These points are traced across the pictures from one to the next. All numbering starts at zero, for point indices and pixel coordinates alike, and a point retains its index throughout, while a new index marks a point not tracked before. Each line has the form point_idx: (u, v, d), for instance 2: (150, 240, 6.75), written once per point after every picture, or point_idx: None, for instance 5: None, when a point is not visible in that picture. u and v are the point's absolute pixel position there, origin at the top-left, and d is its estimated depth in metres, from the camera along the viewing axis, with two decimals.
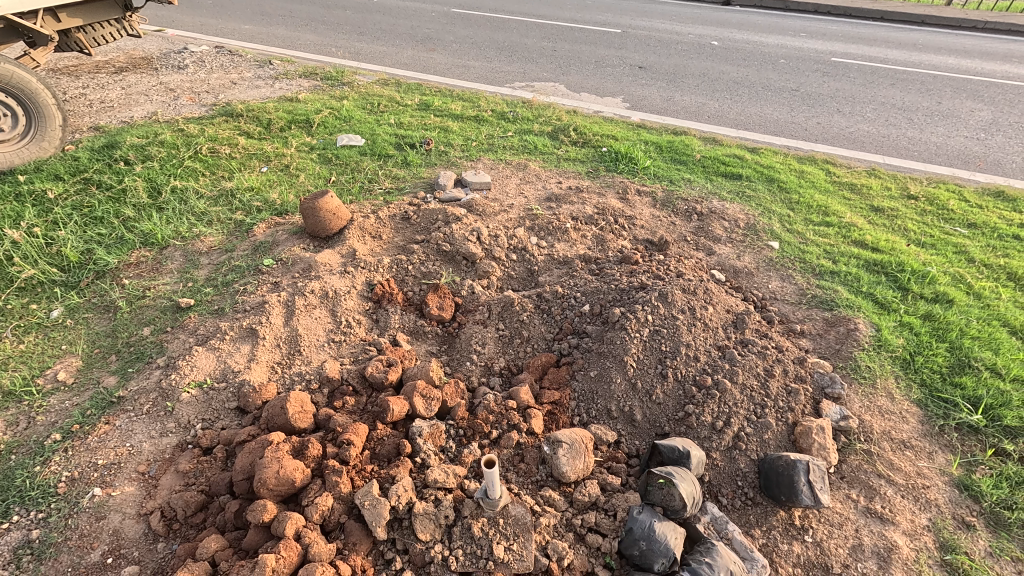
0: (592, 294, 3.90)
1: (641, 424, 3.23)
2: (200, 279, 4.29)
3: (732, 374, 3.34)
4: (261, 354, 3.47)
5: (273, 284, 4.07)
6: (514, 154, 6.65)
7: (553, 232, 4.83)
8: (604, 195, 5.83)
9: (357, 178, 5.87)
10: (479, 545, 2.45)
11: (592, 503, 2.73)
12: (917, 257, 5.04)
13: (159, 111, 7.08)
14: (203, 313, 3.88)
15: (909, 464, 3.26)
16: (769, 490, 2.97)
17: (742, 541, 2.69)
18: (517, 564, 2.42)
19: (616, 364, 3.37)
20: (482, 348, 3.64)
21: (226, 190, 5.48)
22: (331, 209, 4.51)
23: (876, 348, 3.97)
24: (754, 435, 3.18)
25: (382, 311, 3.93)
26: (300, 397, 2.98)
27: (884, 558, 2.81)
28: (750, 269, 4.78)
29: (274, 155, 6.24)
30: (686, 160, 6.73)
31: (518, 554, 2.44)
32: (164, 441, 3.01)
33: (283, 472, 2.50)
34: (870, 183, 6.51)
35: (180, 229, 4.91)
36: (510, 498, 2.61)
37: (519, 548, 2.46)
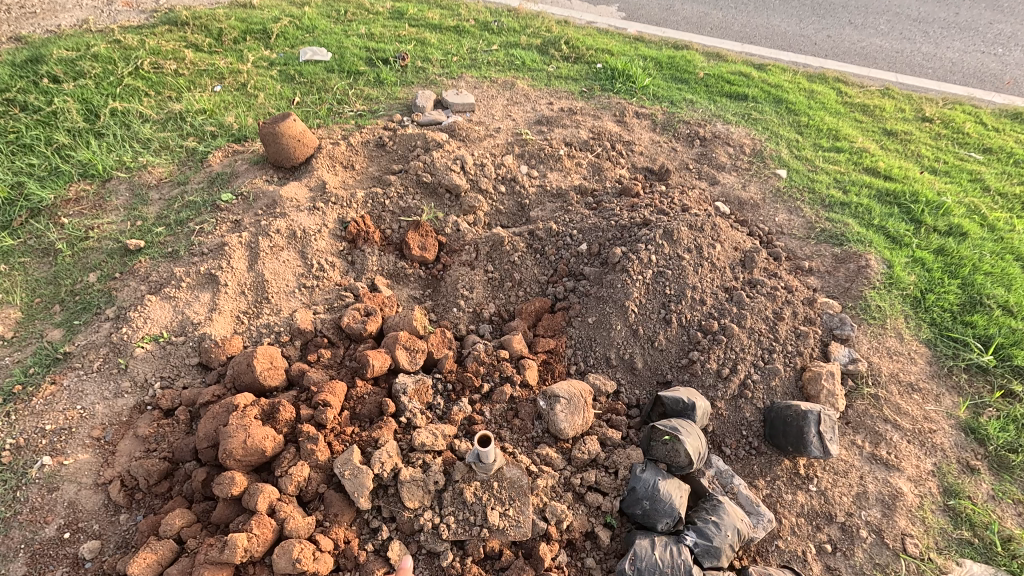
0: (589, 231, 3.55)
1: (642, 372, 3.02)
2: (150, 217, 3.82)
3: (740, 318, 3.11)
4: (224, 303, 3.11)
5: (234, 222, 3.63)
6: (499, 71, 5.98)
7: (546, 160, 4.38)
8: (599, 118, 5.30)
9: (324, 98, 5.21)
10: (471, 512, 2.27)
11: (591, 460, 2.55)
12: (932, 186, 4.73)
13: (91, 19, 6.14)
14: (155, 256, 3.44)
15: (916, 408, 3.14)
16: (775, 440, 2.82)
17: (747, 496, 2.58)
18: (514, 530, 2.27)
19: (616, 309, 3.10)
20: (470, 292, 3.33)
21: (175, 113, 4.84)
22: (295, 135, 4.00)
23: (888, 286, 3.75)
24: (760, 382, 3.01)
25: (358, 253, 3.55)
26: (269, 352, 2.68)
27: (889, 505, 2.72)
28: (756, 200, 4.43)
29: (228, 72, 5.51)
30: (687, 79, 6.15)
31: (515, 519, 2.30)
32: (119, 403, 2.70)
33: (250, 442, 2.21)
34: (884, 104, 6.05)
35: (123, 159, 4.34)
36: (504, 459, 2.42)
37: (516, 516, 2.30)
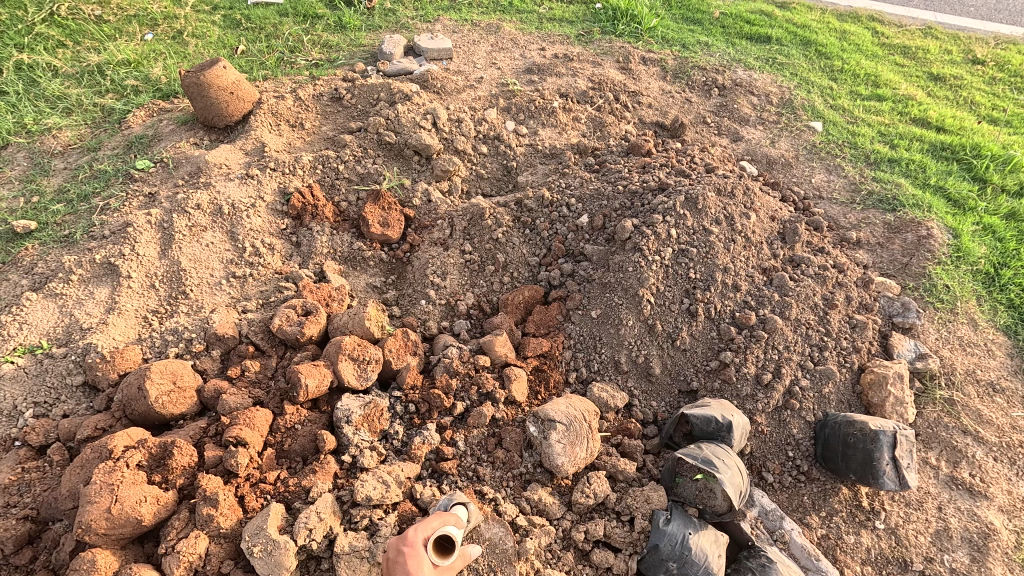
0: (591, 200, 2.85)
1: (660, 379, 2.38)
2: (48, 192, 3.09)
3: (784, 308, 2.46)
4: (126, 301, 2.43)
5: (148, 196, 2.92)
6: (483, 13, 5.13)
7: (536, 114, 3.63)
8: (600, 65, 4.51)
9: (273, 46, 4.40)
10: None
11: (595, 505, 1.94)
12: (994, 139, 4.01)
13: None
14: (47, 241, 2.75)
15: (1001, 415, 2.53)
16: (833, 464, 2.20)
17: (802, 546, 1.98)
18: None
19: (626, 300, 2.43)
20: (442, 280, 2.66)
21: (92, 65, 4.05)
22: (225, 86, 3.24)
23: (955, 260, 3.07)
24: (810, 389, 2.37)
25: (304, 231, 2.85)
26: (171, 369, 2.03)
27: (978, 547, 2.14)
28: (788, 158, 3.71)
29: (161, 17, 4.67)
30: (701, 19, 5.32)
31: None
32: None
33: (118, 511, 1.58)
34: (927, 45, 5.24)
35: (23, 121, 3.57)
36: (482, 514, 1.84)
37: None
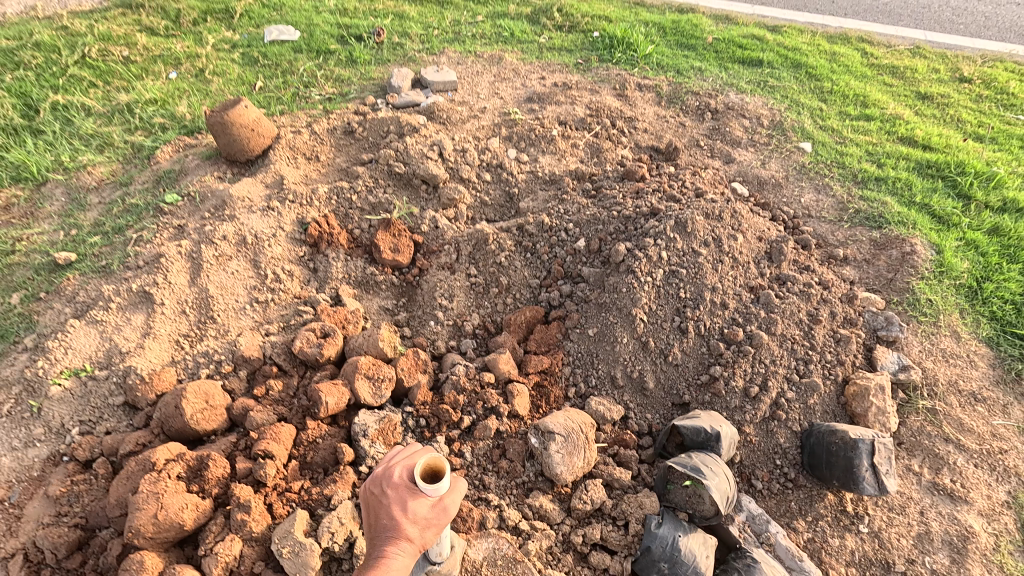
0: (588, 224, 3.04)
1: (654, 393, 2.54)
2: (85, 225, 3.34)
3: (769, 324, 2.62)
4: (159, 326, 2.65)
5: (177, 228, 3.16)
6: (486, 44, 5.41)
7: (537, 142, 3.84)
8: (597, 92, 4.74)
9: (289, 81, 4.68)
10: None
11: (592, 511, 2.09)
12: (979, 155, 4.16)
13: (39, 6, 5.67)
14: (86, 271, 2.98)
15: (982, 423, 2.65)
16: (817, 471, 2.34)
17: (787, 548, 2.12)
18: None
19: (621, 319, 2.61)
20: (449, 302, 2.86)
21: (122, 105, 4.34)
22: (246, 124, 3.50)
23: (938, 274, 3.22)
24: (796, 401, 2.52)
25: (320, 258, 3.07)
26: (204, 389, 2.23)
27: (959, 549, 2.26)
28: (778, 179, 3.88)
29: (184, 56, 4.98)
30: (695, 45, 5.55)
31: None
32: (30, 454, 2.27)
33: (163, 516, 1.77)
34: (915, 64, 5.43)
35: (61, 159, 3.85)
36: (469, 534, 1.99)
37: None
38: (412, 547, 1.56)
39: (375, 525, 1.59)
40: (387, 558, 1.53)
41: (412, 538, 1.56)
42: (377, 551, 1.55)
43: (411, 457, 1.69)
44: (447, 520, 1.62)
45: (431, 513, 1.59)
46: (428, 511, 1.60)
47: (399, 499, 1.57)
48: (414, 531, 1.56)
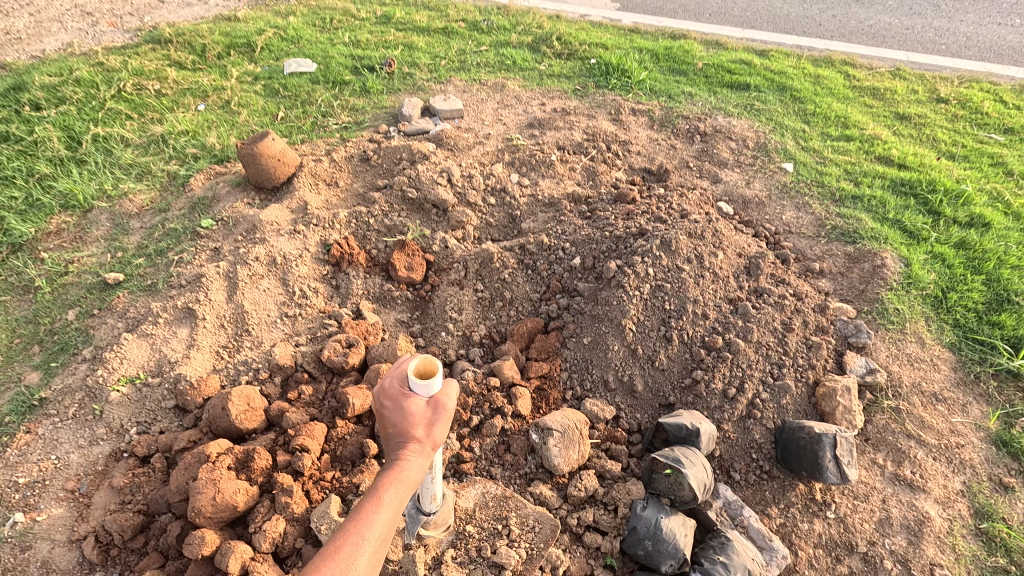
0: (584, 243, 3.36)
1: (643, 395, 2.83)
2: (130, 248, 3.70)
3: (746, 332, 2.91)
4: (202, 338, 2.99)
5: (214, 250, 3.51)
6: (490, 72, 5.79)
7: (537, 167, 4.18)
8: (594, 117, 5.09)
9: (309, 111, 5.07)
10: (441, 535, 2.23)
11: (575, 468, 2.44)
12: (950, 173, 4.46)
13: (75, 42, 6.11)
14: (134, 290, 3.34)
15: (942, 421, 2.92)
16: (788, 463, 2.62)
17: (759, 530, 2.40)
18: (515, 536, 2.24)
19: (612, 329, 2.92)
20: (459, 315, 3.18)
21: (157, 136, 4.73)
22: (273, 155, 3.85)
23: (906, 286, 3.51)
24: (770, 401, 2.81)
25: (342, 276, 3.40)
26: (245, 393, 2.55)
27: (915, 532, 2.53)
28: (761, 198, 4.19)
29: (211, 88, 5.38)
30: (686, 70, 5.91)
31: (519, 523, 2.29)
32: (94, 451, 2.61)
33: (220, 498, 2.09)
34: (895, 85, 5.75)
35: (104, 187, 4.22)
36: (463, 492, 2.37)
37: (518, 514, 2.31)
38: (425, 444, 1.65)
39: (385, 434, 1.67)
40: (404, 460, 1.61)
41: (422, 436, 1.65)
42: (393, 456, 1.63)
43: (400, 366, 1.76)
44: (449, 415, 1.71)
45: (430, 410, 1.67)
46: (428, 410, 1.68)
47: (397, 404, 1.65)
48: (421, 431, 1.65)
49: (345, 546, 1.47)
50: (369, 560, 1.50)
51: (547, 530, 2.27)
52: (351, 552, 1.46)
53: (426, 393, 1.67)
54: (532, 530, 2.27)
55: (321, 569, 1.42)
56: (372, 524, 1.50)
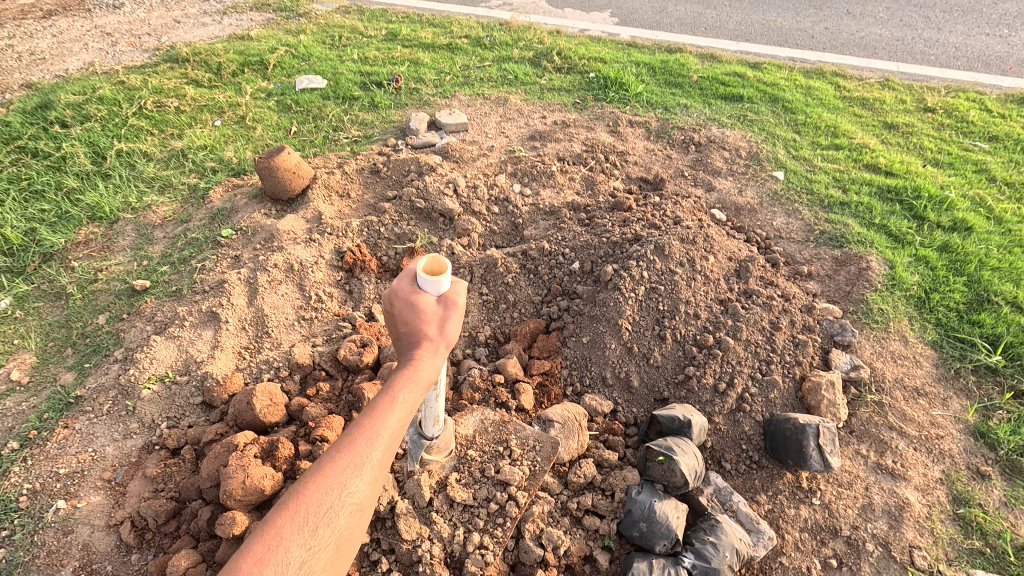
0: (582, 249, 3.56)
1: (639, 390, 3.02)
2: (155, 256, 3.93)
3: (736, 330, 3.10)
4: (226, 339, 3.20)
5: (234, 258, 3.73)
6: (492, 87, 6.03)
7: (538, 177, 4.40)
8: (593, 129, 5.32)
9: (320, 126, 5.32)
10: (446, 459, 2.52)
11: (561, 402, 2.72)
12: (935, 180, 4.65)
13: (97, 62, 6.40)
14: (160, 295, 3.55)
15: (923, 413, 3.09)
16: (775, 453, 2.79)
17: (747, 513, 2.58)
18: (516, 455, 2.53)
19: (609, 328, 3.11)
20: (465, 317, 3.38)
21: (177, 150, 4.98)
22: (289, 168, 4.06)
23: (890, 287, 3.69)
24: (758, 395, 2.98)
25: (355, 281, 3.61)
26: (268, 389, 2.75)
27: (896, 517, 2.69)
28: (753, 205, 4.38)
29: (227, 105, 5.64)
30: (681, 83, 6.14)
31: (519, 444, 2.58)
32: (128, 444, 2.82)
33: (249, 482, 2.28)
34: (884, 95, 5.96)
35: (129, 200, 4.46)
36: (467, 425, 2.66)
37: (517, 437, 2.61)
38: (438, 342, 1.74)
39: (398, 335, 1.76)
40: (418, 357, 1.69)
41: (434, 333, 1.74)
42: (407, 354, 1.71)
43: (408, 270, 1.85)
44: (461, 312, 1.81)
45: (442, 309, 1.77)
46: (439, 309, 1.78)
47: (409, 303, 1.75)
48: (434, 329, 1.75)
49: (361, 440, 1.54)
50: (387, 450, 1.57)
51: (548, 448, 2.56)
52: (366, 445, 1.53)
53: (435, 290, 1.77)
54: (532, 448, 2.56)
55: (338, 459, 1.50)
56: (389, 417, 1.57)
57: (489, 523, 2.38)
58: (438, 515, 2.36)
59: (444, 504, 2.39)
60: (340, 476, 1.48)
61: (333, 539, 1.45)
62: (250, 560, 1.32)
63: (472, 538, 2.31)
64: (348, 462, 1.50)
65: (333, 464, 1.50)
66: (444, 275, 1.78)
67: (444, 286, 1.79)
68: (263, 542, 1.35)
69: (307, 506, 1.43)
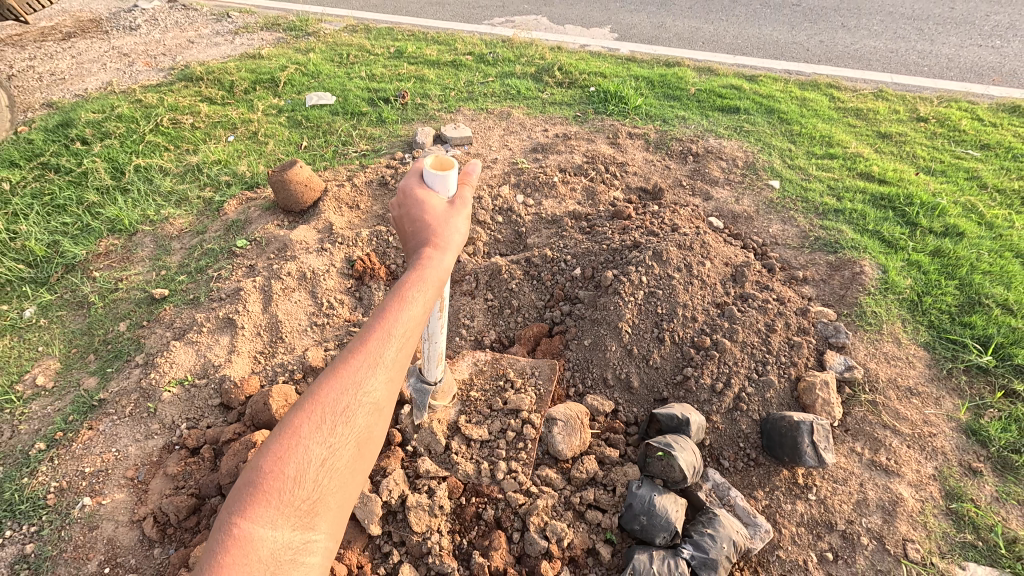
0: (583, 256, 3.70)
1: (639, 390, 3.12)
2: (173, 266, 4.09)
3: (732, 333, 3.21)
4: (242, 345, 3.34)
5: (249, 267, 3.88)
6: (496, 101, 6.23)
7: (541, 188, 4.55)
8: (593, 141, 5.48)
9: (330, 141, 5.51)
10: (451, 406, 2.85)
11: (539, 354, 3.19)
12: (927, 187, 4.77)
13: (115, 81, 6.65)
14: (179, 303, 3.71)
15: (916, 412, 3.18)
16: (772, 450, 2.89)
17: (744, 507, 2.67)
18: (517, 381, 3.00)
19: (610, 331, 3.23)
20: (471, 321, 3.51)
21: (192, 165, 5.16)
22: (301, 181, 4.21)
23: (883, 291, 3.80)
24: (755, 395, 3.08)
25: (365, 289, 3.76)
26: (283, 391, 2.87)
27: (889, 512, 2.77)
28: (749, 213, 4.52)
29: (239, 121, 5.84)
30: (679, 95, 6.32)
31: (516, 373, 3.06)
32: (150, 444, 2.95)
33: None
34: (877, 106, 6.11)
35: (147, 213, 4.64)
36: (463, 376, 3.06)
37: (513, 369, 3.09)
38: (448, 239, 1.74)
39: (411, 240, 1.78)
40: (428, 256, 1.67)
41: (443, 230, 1.75)
42: (419, 252, 1.70)
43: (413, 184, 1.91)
44: (467, 207, 1.91)
45: (448, 211, 1.82)
46: (446, 211, 1.82)
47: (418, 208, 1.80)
48: (444, 226, 1.77)
49: (379, 332, 1.48)
50: (408, 343, 1.53)
51: (544, 369, 3.08)
52: (379, 343, 1.47)
53: (440, 186, 1.90)
54: (531, 375, 3.05)
55: (356, 353, 1.45)
56: (409, 305, 1.53)
57: (510, 450, 2.69)
58: (460, 452, 2.66)
59: (463, 445, 2.69)
60: (354, 375, 1.42)
61: (355, 435, 1.40)
62: (271, 459, 1.29)
63: (500, 463, 2.61)
64: (362, 361, 1.44)
65: (348, 362, 1.44)
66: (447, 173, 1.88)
67: (449, 183, 1.91)
68: (284, 441, 1.32)
69: (328, 401, 1.38)
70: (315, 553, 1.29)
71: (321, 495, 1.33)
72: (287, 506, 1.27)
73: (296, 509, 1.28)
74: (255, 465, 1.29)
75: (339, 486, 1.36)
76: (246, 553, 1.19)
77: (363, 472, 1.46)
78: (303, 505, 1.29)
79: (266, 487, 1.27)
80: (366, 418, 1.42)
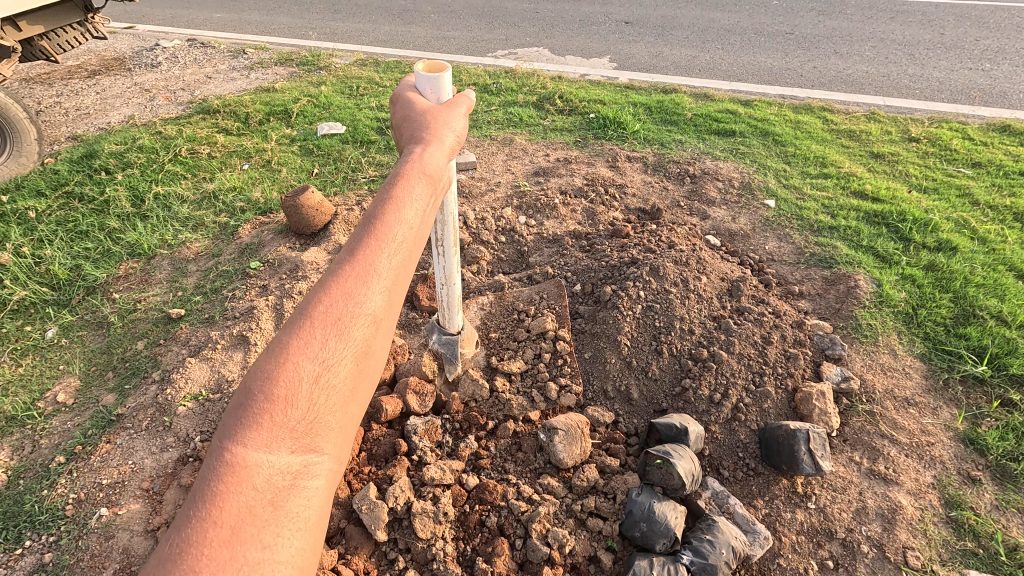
0: (583, 273, 3.86)
1: (639, 402, 3.20)
2: (189, 288, 4.26)
3: (729, 344, 3.29)
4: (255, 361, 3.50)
5: (262, 286, 4.04)
6: (499, 129, 6.47)
7: (542, 210, 4.73)
8: (593, 165, 5.68)
9: (340, 167, 5.75)
10: (478, 355, 3.31)
11: (541, 292, 3.71)
12: (919, 205, 4.88)
13: (136, 115, 6.98)
14: (195, 322, 3.86)
15: (913, 422, 3.23)
16: (770, 459, 2.94)
17: (743, 515, 2.72)
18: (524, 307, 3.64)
19: (610, 344, 3.33)
20: None
21: (209, 192, 5.39)
22: (314, 205, 4.40)
23: (878, 304, 3.88)
24: (753, 405, 3.15)
25: None
26: None
27: (889, 520, 2.80)
28: (746, 231, 4.64)
29: (254, 150, 6.10)
30: (676, 120, 6.53)
31: (520, 300, 3.70)
32: (165, 456, 3.05)
33: None
34: (870, 127, 6.29)
35: (165, 237, 4.84)
36: (479, 324, 3.58)
37: (514, 297, 3.73)
38: (433, 147, 1.89)
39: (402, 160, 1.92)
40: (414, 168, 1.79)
41: (428, 144, 1.89)
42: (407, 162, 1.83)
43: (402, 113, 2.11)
44: (456, 117, 2.11)
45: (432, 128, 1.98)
46: (431, 127, 1.98)
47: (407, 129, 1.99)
48: (429, 138, 1.91)
49: (367, 250, 1.54)
50: (398, 251, 1.60)
51: (551, 292, 3.69)
52: (368, 258, 1.53)
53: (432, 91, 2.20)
54: (542, 300, 3.65)
55: (346, 271, 1.50)
56: (398, 214, 1.63)
57: (551, 370, 3.25)
58: (506, 390, 3.12)
59: (506, 381, 3.18)
60: (346, 292, 1.47)
61: (349, 353, 1.43)
62: (263, 381, 1.31)
63: (548, 384, 3.14)
64: (353, 276, 1.49)
65: (339, 280, 1.49)
66: (437, 75, 2.20)
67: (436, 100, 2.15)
68: (275, 363, 1.34)
69: (319, 320, 1.42)
70: (317, 477, 1.29)
71: (317, 415, 1.33)
72: (280, 428, 1.27)
73: (291, 431, 1.28)
74: (249, 390, 1.30)
75: (337, 404, 1.37)
76: (243, 478, 1.18)
77: (364, 391, 1.48)
78: (299, 426, 1.30)
79: (260, 410, 1.28)
80: (362, 332, 1.46)
